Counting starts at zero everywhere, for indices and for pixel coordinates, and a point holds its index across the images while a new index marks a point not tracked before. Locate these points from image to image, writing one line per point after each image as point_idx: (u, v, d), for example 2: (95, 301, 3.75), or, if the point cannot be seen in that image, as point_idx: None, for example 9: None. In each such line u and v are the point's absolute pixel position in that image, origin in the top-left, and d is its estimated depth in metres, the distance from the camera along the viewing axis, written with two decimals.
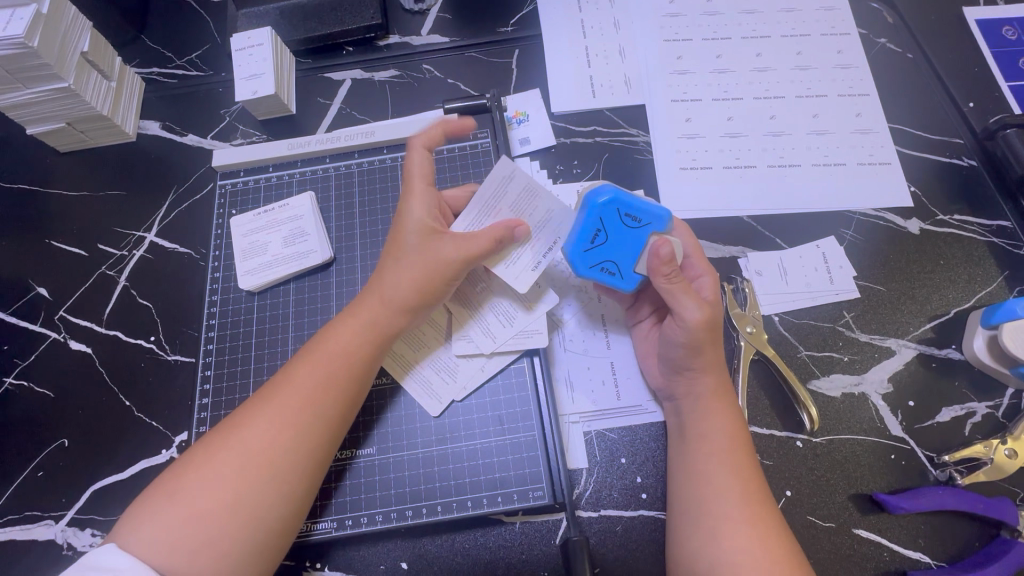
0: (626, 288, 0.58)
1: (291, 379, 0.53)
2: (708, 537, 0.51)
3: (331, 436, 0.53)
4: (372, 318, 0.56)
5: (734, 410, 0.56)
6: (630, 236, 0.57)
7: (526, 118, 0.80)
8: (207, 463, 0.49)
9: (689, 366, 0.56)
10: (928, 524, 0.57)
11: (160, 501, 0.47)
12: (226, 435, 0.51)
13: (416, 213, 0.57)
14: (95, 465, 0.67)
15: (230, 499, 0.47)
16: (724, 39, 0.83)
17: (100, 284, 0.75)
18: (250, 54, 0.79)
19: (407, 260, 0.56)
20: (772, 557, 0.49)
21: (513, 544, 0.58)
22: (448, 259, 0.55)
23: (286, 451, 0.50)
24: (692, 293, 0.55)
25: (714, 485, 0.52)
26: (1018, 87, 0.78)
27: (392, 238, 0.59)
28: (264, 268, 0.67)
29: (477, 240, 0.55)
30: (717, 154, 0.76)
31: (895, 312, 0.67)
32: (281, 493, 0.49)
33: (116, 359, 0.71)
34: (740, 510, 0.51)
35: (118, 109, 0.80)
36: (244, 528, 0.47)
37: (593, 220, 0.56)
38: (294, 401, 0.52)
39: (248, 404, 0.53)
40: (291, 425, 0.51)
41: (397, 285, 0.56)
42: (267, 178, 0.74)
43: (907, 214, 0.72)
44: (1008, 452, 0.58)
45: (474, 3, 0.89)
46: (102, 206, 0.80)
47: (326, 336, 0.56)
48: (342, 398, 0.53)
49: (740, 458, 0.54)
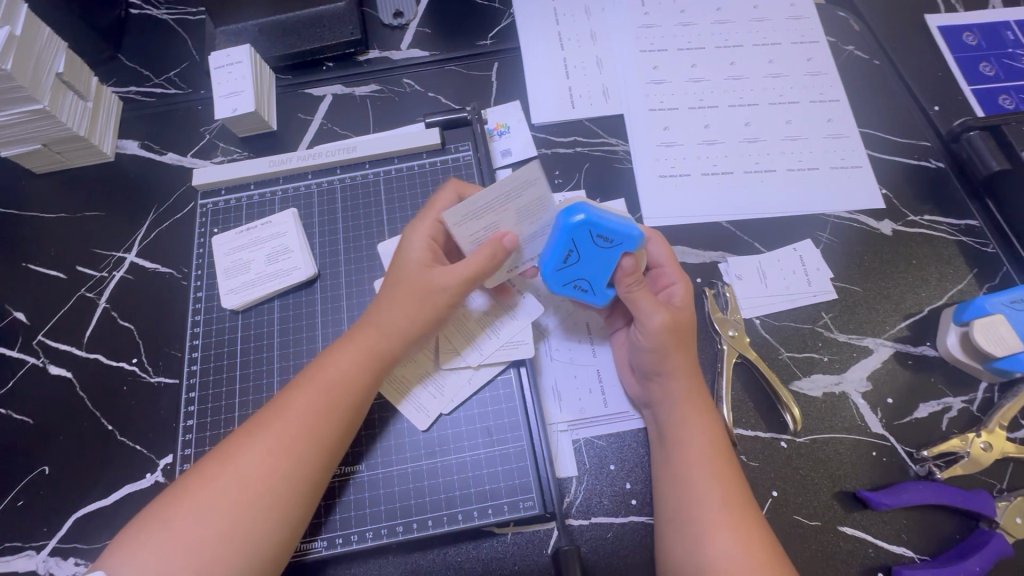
0: (599, 302, 0.60)
1: (289, 403, 0.53)
2: (693, 541, 0.52)
3: (329, 460, 0.52)
4: (371, 342, 0.56)
5: (711, 411, 0.57)
6: (602, 255, 0.56)
7: (507, 129, 0.81)
8: (202, 490, 0.49)
9: (659, 369, 0.58)
10: (910, 519, 0.58)
11: (152, 530, 0.47)
12: (223, 460, 0.50)
13: (416, 241, 0.58)
14: (78, 491, 0.66)
15: (225, 527, 0.47)
16: (699, 49, 0.85)
17: (79, 307, 0.74)
18: (229, 71, 0.80)
19: (404, 285, 0.56)
20: (759, 558, 0.50)
21: (506, 555, 0.58)
22: (440, 284, 0.55)
23: (283, 478, 0.50)
24: (651, 299, 0.56)
25: (696, 488, 0.53)
26: (980, 91, 0.81)
27: (393, 263, 0.59)
28: (248, 285, 0.67)
29: (476, 259, 0.54)
30: (695, 161, 0.78)
31: (871, 311, 0.68)
32: (276, 519, 0.49)
33: (97, 382, 0.70)
34: (722, 512, 0.52)
35: (95, 129, 0.80)
36: (239, 554, 0.47)
37: (565, 240, 0.55)
38: (289, 427, 0.51)
39: (242, 429, 0.53)
40: (290, 451, 0.51)
41: (392, 312, 0.56)
42: (249, 196, 0.74)
43: (880, 216, 0.74)
44: (983, 445, 0.59)
45: (453, 17, 0.90)
46: (82, 227, 0.79)
47: (324, 361, 0.55)
48: (341, 422, 0.53)
49: (724, 460, 0.54)
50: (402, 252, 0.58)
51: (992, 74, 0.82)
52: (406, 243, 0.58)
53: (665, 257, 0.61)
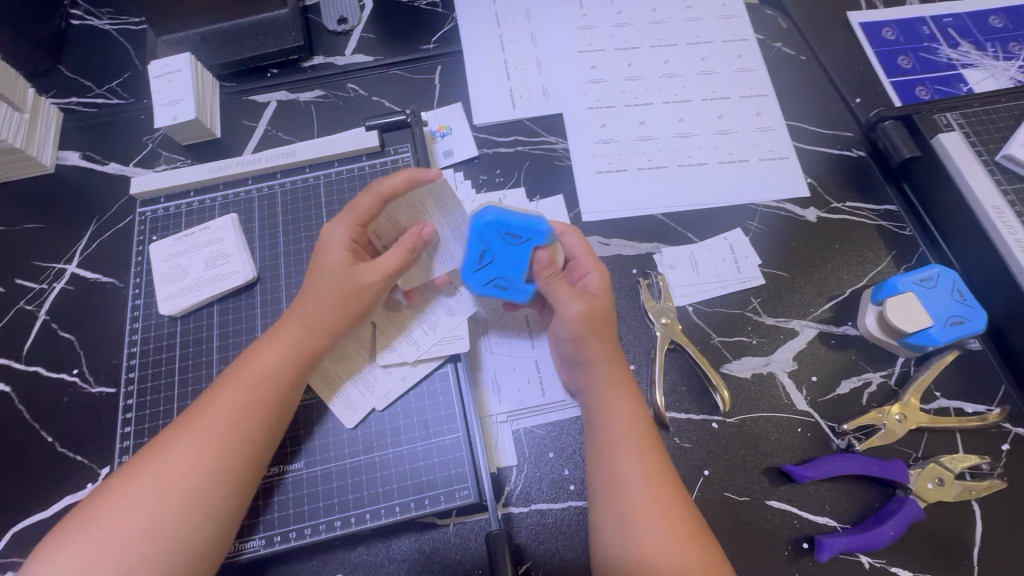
0: (523, 300, 0.61)
1: (213, 401, 0.54)
2: (617, 520, 0.53)
3: (256, 456, 0.53)
4: (295, 338, 0.57)
5: (631, 393, 0.59)
6: (515, 252, 0.59)
7: (449, 131, 0.82)
8: (127, 490, 0.49)
9: (579, 358, 0.60)
10: (832, 490, 0.61)
11: (76, 534, 0.48)
12: (147, 461, 0.51)
13: (337, 239, 0.58)
14: (17, 505, 0.65)
15: (150, 525, 0.48)
16: (634, 49, 0.88)
17: (18, 319, 0.74)
18: (169, 80, 0.81)
19: (327, 282, 0.57)
20: (675, 532, 0.51)
21: (447, 545, 0.59)
22: (367, 282, 0.57)
23: (209, 474, 0.50)
24: (568, 290, 0.59)
25: (619, 467, 0.55)
26: (898, 83, 0.85)
27: (314, 258, 0.59)
28: (187, 291, 0.67)
29: (392, 257, 0.57)
30: (631, 157, 0.81)
31: (797, 295, 0.71)
32: (204, 516, 0.50)
33: (36, 394, 0.70)
34: (643, 490, 0.53)
35: (33, 141, 0.81)
36: (167, 552, 0.48)
37: (478, 240, 0.60)
38: (214, 425, 0.52)
39: (169, 430, 0.53)
40: (212, 448, 0.51)
41: (317, 306, 0.57)
42: (189, 203, 0.74)
43: (805, 204, 0.77)
44: (898, 417, 0.63)
45: (396, 22, 0.92)
46: (22, 240, 0.79)
47: (249, 359, 0.56)
48: (267, 417, 0.54)
49: (643, 441, 0.56)
50: (322, 252, 0.58)
51: (909, 67, 0.86)
52: (325, 242, 0.59)
53: (579, 247, 0.62)
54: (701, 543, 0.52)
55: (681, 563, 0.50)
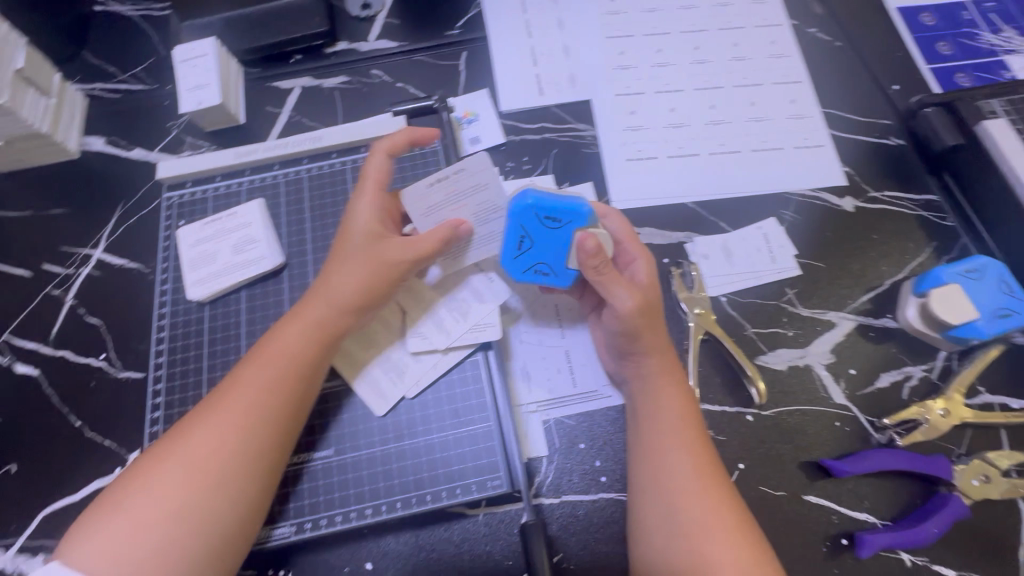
0: (565, 284, 0.61)
1: (238, 381, 0.53)
2: (663, 511, 0.52)
3: (281, 436, 0.52)
4: (319, 317, 0.56)
5: (682, 386, 0.58)
6: (555, 236, 0.58)
7: (476, 117, 0.81)
8: (154, 472, 0.49)
9: (633, 350, 0.58)
10: (872, 486, 0.60)
11: (104, 517, 0.47)
12: (174, 443, 0.50)
13: (362, 215, 0.59)
14: (44, 489, 0.65)
15: (177, 507, 0.47)
16: (664, 35, 0.86)
17: (45, 304, 0.74)
18: (194, 65, 0.80)
19: (353, 258, 0.57)
20: (725, 522, 0.51)
21: (477, 535, 0.58)
22: (395, 261, 0.57)
23: (235, 455, 0.50)
24: (622, 283, 0.56)
25: (666, 460, 0.54)
26: (938, 69, 0.82)
27: (340, 237, 0.60)
28: (215, 276, 0.66)
29: (424, 240, 0.57)
30: (661, 144, 0.79)
31: (834, 286, 0.70)
32: (230, 498, 0.49)
33: (65, 378, 0.70)
34: (691, 479, 0.52)
35: (59, 126, 0.81)
36: (193, 533, 0.47)
37: (516, 225, 0.58)
38: (239, 406, 0.51)
39: (194, 412, 0.53)
40: (237, 428, 0.51)
41: (341, 286, 0.56)
42: (215, 188, 0.73)
43: (842, 193, 0.75)
44: (942, 412, 0.61)
45: (420, 8, 0.90)
46: (49, 225, 0.79)
47: (272, 339, 0.55)
48: (291, 397, 0.53)
49: (693, 429, 0.55)
50: (349, 225, 0.59)
51: (950, 53, 0.83)
52: (352, 216, 0.59)
53: (623, 233, 0.61)
54: (749, 534, 0.51)
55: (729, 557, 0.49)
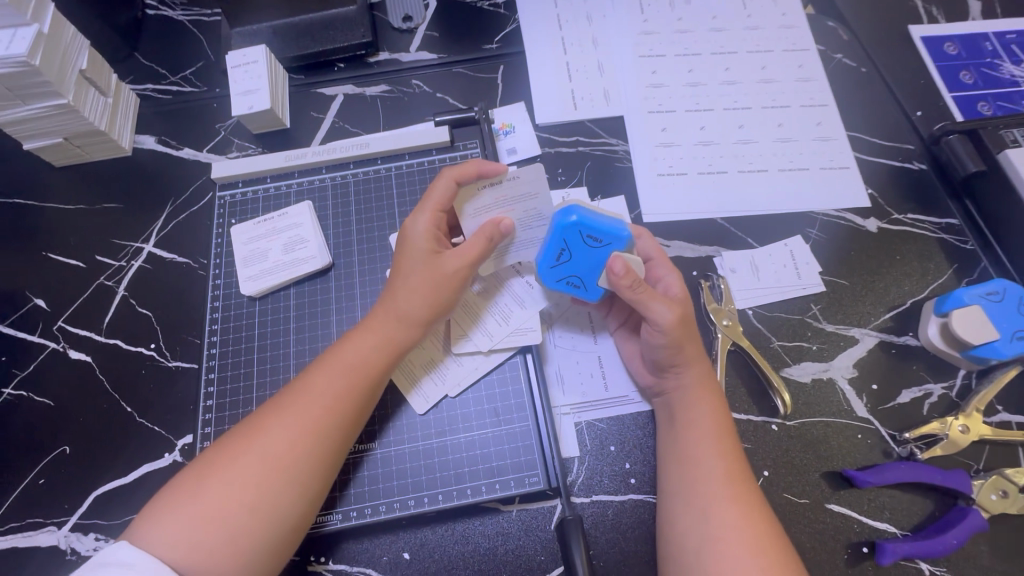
0: (592, 298, 0.65)
1: (310, 383, 0.56)
2: (694, 517, 0.55)
3: (345, 440, 0.56)
4: (387, 328, 0.59)
5: (717, 399, 0.60)
6: (593, 253, 0.61)
7: (512, 129, 0.84)
8: (230, 464, 0.52)
9: (674, 362, 0.60)
10: (893, 497, 0.62)
11: (181, 502, 0.50)
12: (249, 438, 0.53)
13: (421, 230, 0.61)
14: (96, 471, 0.68)
15: (251, 500, 0.50)
16: (695, 55, 0.90)
17: (99, 294, 0.77)
18: (245, 71, 0.84)
19: (414, 271, 0.60)
20: (754, 532, 0.53)
21: (512, 530, 0.61)
22: (451, 271, 0.59)
23: (305, 455, 0.53)
24: (661, 298, 0.58)
25: (699, 469, 0.56)
26: (960, 98, 0.85)
27: (400, 249, 0.62)
28: (266, 273, 0.70)
29: (474, 245, 0.59)
30: (692, 161, 0.82)
31: (858, 303, 0.72)
32: (298, 495, 0.52)
33: (116, 366, 0.73)
34: (722, 487, 0.55)
35: (114, 125, 0.84)
36: (263, 526, 0.50)
37: (559, 238, 0.61)
38: (311, 408, 0.54)
39: (266, 409, 0.56)
40: (309, 430, 0.54)
41: (406, 297, 0.59)
42: (265, 189, 0.76)
43: (866, 214, 0.78)
44: (961, 428, 0.63)
45: (459, 22, 0.94)
46: (102, 219, 0.82)
47: (343, 345, 0.59)
48: (358, 404, 0.56)
49: (725, 441, 0.58)
50: (409, 239, 0.61)
51: (971, 82, 0.86)
52: (410, 230, 0.62)
53: (655, 252, 0.65)
54: (779, 544, 0.52)
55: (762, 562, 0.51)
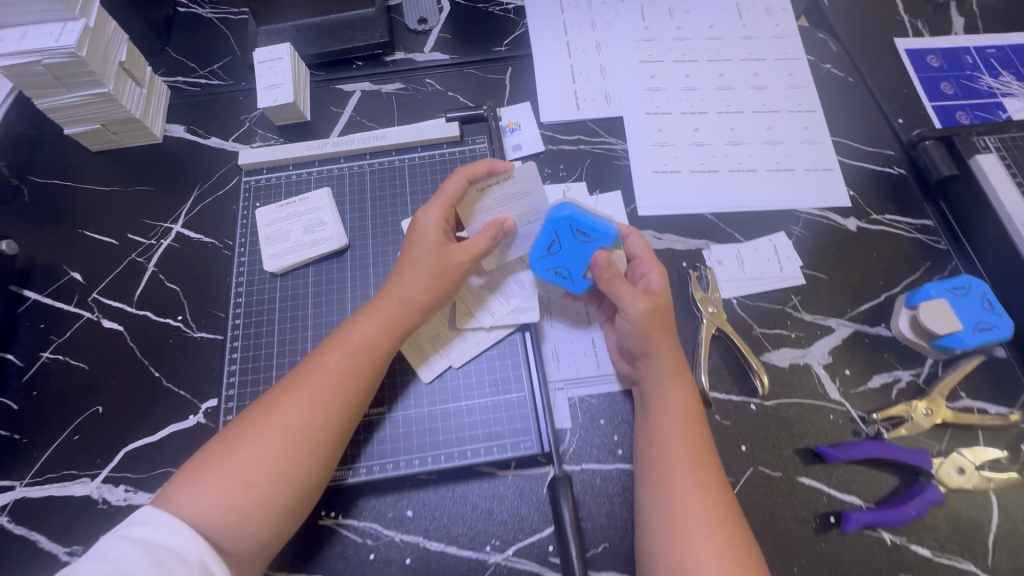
0: (578, 290, 0.69)
1: (323, 362, 0.61)
2: (654, 491, 0.59)
3: (356, 414, 0.61)
4: (394, 312, 0.64)
5: (689, 387, 0.64)
6: (581, 248, 0.67)
7: (518, 127, 0.90)
8: (252, 437, 0.56)
9: (643, 351, 0.65)
10: (859, 472, 0.67)
11: (208, 473, 0.54)
12: (269, 412, 0.58)
13: (431, 222, 0.66)
14: (126, 429, 0.73)
15: (274, 468, 0.55)
16: (692, 62, 0.95)
17: (130, 269, 0.83)
18: (271, 66, 0.90)
19: (422, 261, 0.65)
20: (705, 507, 0.57)
21: (507, 493, 0.66)
22: (457, 263, 0.65)
23: (322, 427, 0.58)
24: (631, 289, 0.65)
25: (663, 448, 0.61)
26: (940, 107, 0.91)
27: (409, 240, 0.67)
28: (288, 252, 0.76)
29: (479, 240, 0.65)
30: (685, 160, 0.87)
31: (835, 296, 0.77)
32: (316, 463, 0.57)
33: (146, 335, 0.79)
34: (682, 466, 0.59)
35: (148, 114, 0.91)
36: (285, 491, 0.55)
37: (551, 230, 0.67)
38: (326, 385, 0.60)
39: (282, 387, 0.60)
40: (325, 404, 0.59)
41: (414, 284, 0.64)
42: (287, 176, 0.82)
43: (846, 214, 0.83)
44: (925, 411, 0.68)
45: (471, 26, 1.00)
46: (134, 200, 0.89)
47: (352, 327, 0.64)
48: (368, 381, 0.62)
49: (691, 425, 0.62)
50: (419, 231, 0.66)
51: (952, 93, 0.92)
52: (420, 222, 0.67)
53: (642, 251, 0.70)
54: (731, 520, 0.56)
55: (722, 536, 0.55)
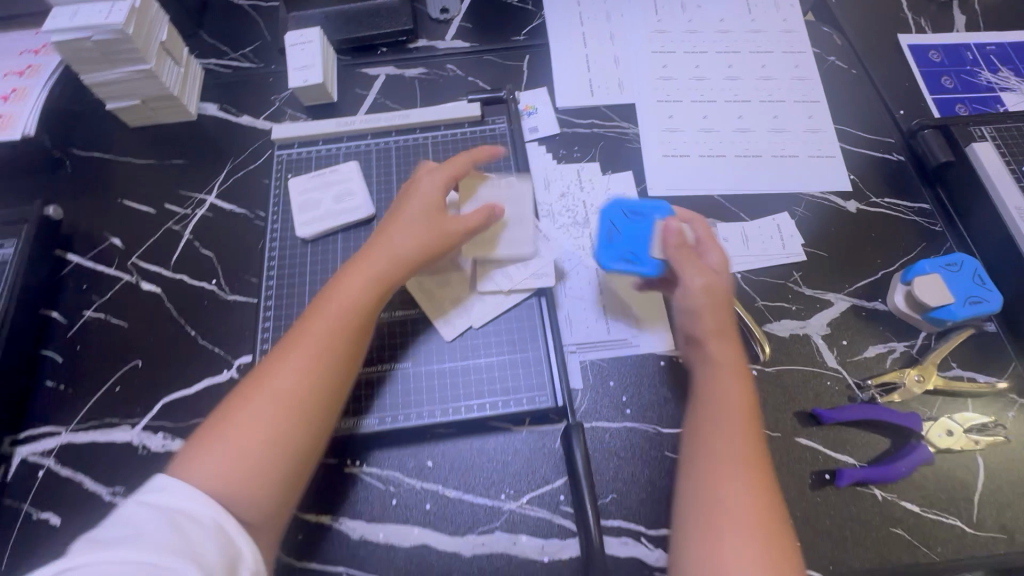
0: (650, 271, 0.72)
1: (309, 324, 0.62)
2: (698, 481, 0.58)
3: (349, 369, 0.62)
4: (380, 273, 0.66)
5: (744, 382, 0.64)
6: (640, 229, 0.75)
7: (535, 111, 0.94)
8: (249, 403, 0.56)
9: (698, 331, 0.68)
10: (854, 434, 0.71)
11: (212, 444, 0.54)
12: (262, 377, 0.58)
13: (426, 193, 0.71)
14: (163, 383, 0.78)
15: (274, 428, 0.55)
16: (702, 53, 1.00)
17: (167, 236, 0.88)
18: (302, 49, 0.95)
19: (413, 224, 0.69)
20: (754, 501, 0.55)
21: (522, 447, 0.71)
22: (451, 230, 0.70)
23: (317, 383, 0.59)
24: (694, 265, 0.69)
25: (712, 439, 0.60)
26: (939, 99, 0.95)
27: (399, 210, 0.71)
28: (319, 220, 0.81)
29: (474, 216, 0.71)
30: (694, 144, 0.92)
31: (834, 272, 0.82)
32: (315, 419, 0.58)
33: (182, 297, 0.84)
34: (731, 458, 0.58)
35: (185, 92, 0.96)
36: (289, 448, 0.56)
37: (607, 224, 0.76)
38: (314, 343, 0.60)
39: (272, 354, 0.61)
40: (317, 361, 0.59)
41: (404, 245, 0.68)
42: (318, 151, 0.87)
43: (847, 197, 0.87)
44: (918, 378, 0.72)
45: (491, 16, 1.05)
46: (170, 173, 0.94)
47: (336, 289, 0.65)
48: (358, 337, 0.63)
49: (745, 419, 0.61)
50: (422, 193, 0.72)
51: (951, 87, 0.96)
52: (422, 186, 0.72)
53: (705, 234, 0.72)
54: (775, 518, 0.54)
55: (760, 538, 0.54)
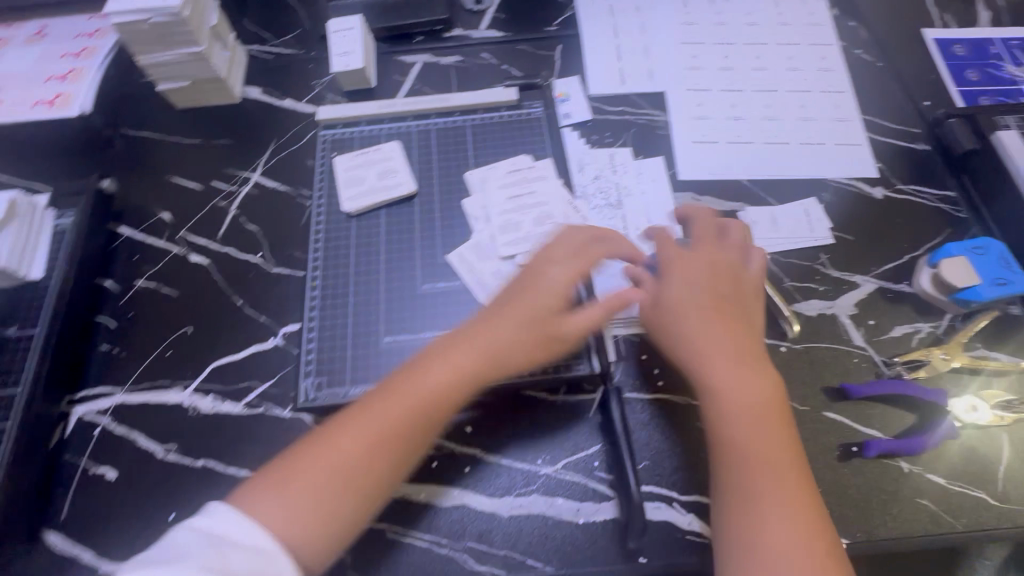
0: None
1: (389, 402, 0.62)
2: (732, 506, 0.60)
3: (412, 454, 0.62)
4: (475, 364, 0.65)
5: (768, 399, 0.64)
6: None
7: (568, 98, 0.96)
8: (315, 466, 0.58)
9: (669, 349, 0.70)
10: (880, 409, 0.73)
11: (273, 493, 0.56)
12: (327, 441, 0.60)
13: (556, 277, 0.69)
14: (212, 349, 0.81)
15: (330, 496, 0.57)
16: (730, 44, 1.03)
17: (214, 211, 0.92)
18: (344, 36, 0.99)
19: (528, 313, 0.67)
20: (790, 522, 0.57)
21: (558, 415, 0.74)
22: (566, 327, 0.67)
23: (380, 465, 0.60)
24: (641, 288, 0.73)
25: (740, 463, 0.61)
26: (964, 92, 0.97)
27: (521, 288, 0.69)
28: (366, 194, 0.86)
29: (601, 310, 0.68)
30: (723, 132, 0.94)
31: (861, 255, 0.84)
32: (368, 498, 0.59)
33: (229, 268, 0.87)
34: (763, 481, 0.59)
35: (231, 76, 0.99)
36: (340, 520, 0.57)
37: None
38: (387, 424, 0.61)
39: (344, 418, 0.62)
40: (387, 442, 0.60)
41: (506, 336, 0.66)
42: (360, 131, 0.92)
43: (874, 184, 0.90)
44: (943, 356, 0.75)
45: (523, 8, 1.09)
46: (216, 152, 0.97)
47: (425, 370, 0.64)
48: (430, 426, 0.63)
49: (773, 440, 0.62)
50: (543, 284, 0.68)
51: (976, 79, 0.98)
52: (550, 273, 0.69)
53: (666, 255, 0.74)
54: (815, 535, 0.57)
55: (793, 528, 0.57)
